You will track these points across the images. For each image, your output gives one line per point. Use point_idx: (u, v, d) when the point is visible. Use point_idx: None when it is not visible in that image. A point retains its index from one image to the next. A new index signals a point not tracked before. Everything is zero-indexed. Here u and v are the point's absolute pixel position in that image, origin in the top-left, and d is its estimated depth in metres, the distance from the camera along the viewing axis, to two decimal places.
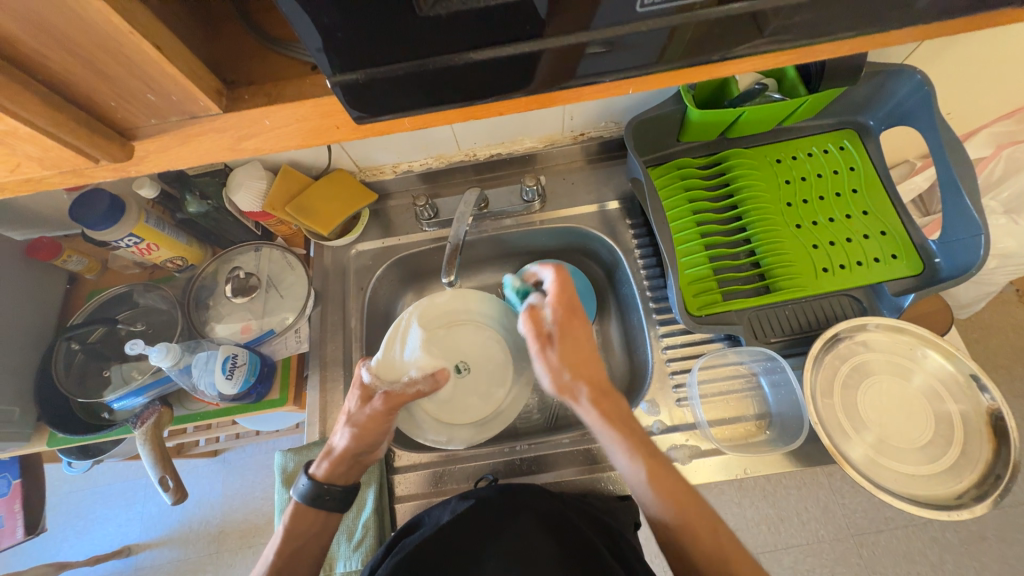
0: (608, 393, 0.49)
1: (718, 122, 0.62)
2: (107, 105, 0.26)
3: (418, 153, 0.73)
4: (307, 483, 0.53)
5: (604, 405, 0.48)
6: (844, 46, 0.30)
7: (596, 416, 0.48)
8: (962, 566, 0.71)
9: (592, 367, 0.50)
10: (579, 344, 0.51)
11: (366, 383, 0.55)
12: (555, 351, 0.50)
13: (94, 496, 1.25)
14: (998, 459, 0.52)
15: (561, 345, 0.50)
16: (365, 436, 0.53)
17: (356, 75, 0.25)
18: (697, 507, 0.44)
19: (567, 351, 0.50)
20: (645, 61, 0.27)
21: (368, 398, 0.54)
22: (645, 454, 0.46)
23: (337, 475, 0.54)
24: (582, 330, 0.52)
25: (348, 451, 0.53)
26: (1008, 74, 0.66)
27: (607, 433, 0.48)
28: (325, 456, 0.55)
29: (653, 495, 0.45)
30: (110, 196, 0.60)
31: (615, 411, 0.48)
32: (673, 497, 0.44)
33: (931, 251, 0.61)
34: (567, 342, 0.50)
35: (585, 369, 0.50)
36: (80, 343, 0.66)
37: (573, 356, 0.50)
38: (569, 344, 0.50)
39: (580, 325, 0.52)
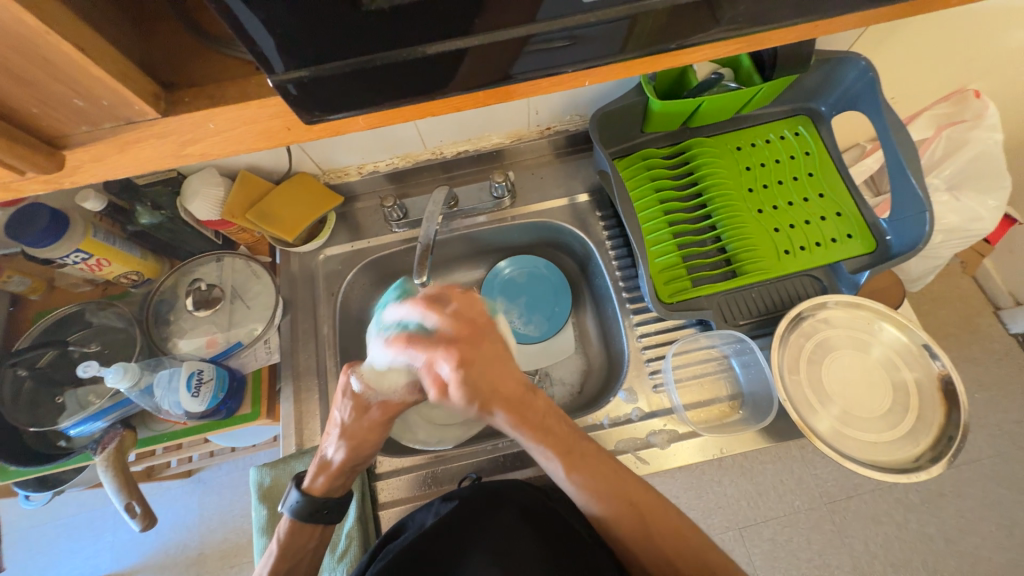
0: (520, 404, 0.49)
1: (680, 113, 0.63)
2: (30, 112, 0.24)
3: (383, 152, 0.72)
4: (299, 498, 0.52)
5: (519, 418, 0.48)
6: (790, 33, 0.31)
7: (513, 429, 0.49)
8: (925, 524, 0.75)
9: (497, 389, 0.48)
10: (479, 372, 0.48)
11: (358, 393, 0.54)
12: (458, 394, 0.47)
13: (57, 529, 1.18)
14: (949, 421, 0.55)
15: (463, 389, 0.47)
16: (361, 446, 0.53)
17: (306, 71, 0.24)
18: (619, 490, 0.48)
19: (472, 390, 0.47)
20: (603, 52, 0.28)
21: (363, 409, 0.54)
22: (560, 453, 0.48)
23: (335, 488, 0.54)
24: (476, 357, 0.49)
25: (342, 463, 0.53)
26: (944, 58, 0.70)
27: (524, 440, 0.49)
28: (318, 470, 0.54)
29: (576, 491, 0.48)
30: (50, 211, 0.56)
31: (527, 417, 0.49)
32: (595, 488, 0.48)
33: (882, 229, 0.64)
34: (466, 381, 0.47)
35: (491, 392, 0.48)
36: (28, 370, 0.61)
37: (479, 391, 0.47)
38: (471, 382, 0.47)
39: (473, 353, 0.49)
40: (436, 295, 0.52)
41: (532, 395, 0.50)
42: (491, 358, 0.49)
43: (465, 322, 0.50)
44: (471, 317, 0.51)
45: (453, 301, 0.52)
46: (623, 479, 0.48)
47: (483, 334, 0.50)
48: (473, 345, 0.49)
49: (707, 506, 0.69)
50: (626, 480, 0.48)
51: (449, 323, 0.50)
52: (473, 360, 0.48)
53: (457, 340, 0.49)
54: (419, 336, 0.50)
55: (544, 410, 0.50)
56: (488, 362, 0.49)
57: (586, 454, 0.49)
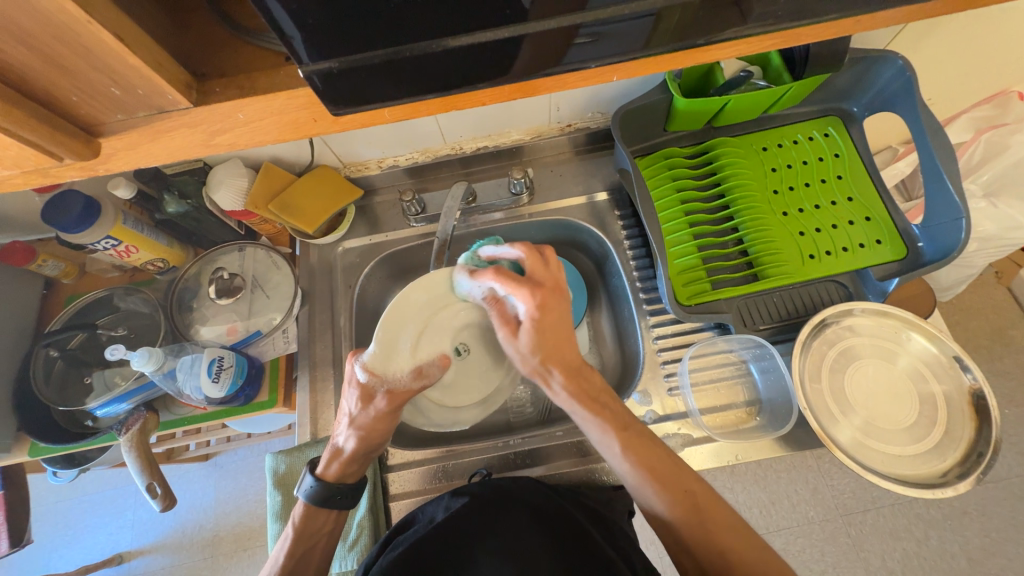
0: (579, 373, 0.51)
1: (705, 111, 0.62)
2: (69, 100, 0.24)
3: (403, 147, 0.72)
4: (314, 483, 0.53)
5: (576, 386, 0.50)
6: (828, 28, 0.30)
7: (569, 396, 0.51)
8: (947, 542, 0.73)
9: (561, 351, 0.50)
10: (550, 327, 0.50)
11: (363, 382, 0.53)
12: (527, 341, 0.50)
13: (81, 505, 1.23)
14: (980, 437, 0.53)
15: (533, 336, 0.50)
16: (372, 434, 0.54)
17: (331, 64, 0.24)
18: (676, 476, 0.47)
19: (539, 339, 0.50)
20: (632, 47, 0.27)
21: (369, 398, 0.53)
22: (617, 428, 0.49)
23: (348, 473, 0.54)
24: (556, 309, 0.50)
25: (352, 450, 0.54)
26: (987, 59, 0.67)
27: (579, 409, 0.50)
28: (331, 456, 0.55)
29: (630, 471, 0.47)
30: (84, 198, 0.58)
31: (585, 387, 0.51)
32: (653, 474, 0.46)
33: (914, 236, 0.62)
34: (539, 329, 0.50)
35: (554, 352, 0.51)
36: (59, 351, 0.64)
37: (543, 343, 0.50)
38: (542, 331, 0.49)
39: (553, 306, 0.50)
40: (532, 243, 0.51)
41: (590, 367, 0.52)
42: (564, 318, 0.51)
43: (552, 276, 0.51)
44: (558, 275, 0.51)
45: (550, 252, 0.51)
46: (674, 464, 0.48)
47: (564, 291, 0.51)
48: (556, 296, 0.50)
49: None
50: (682, 469, 0.47)
51: (539, 269, 0.50)
52: (550, 311, 0.50)
53: (541, 287, 0.50)
54: (509, 271, 0.52)
55: (601, 386, 0.52)
56: (562, 320, 0.50)
57: (642, 433, 0.49)
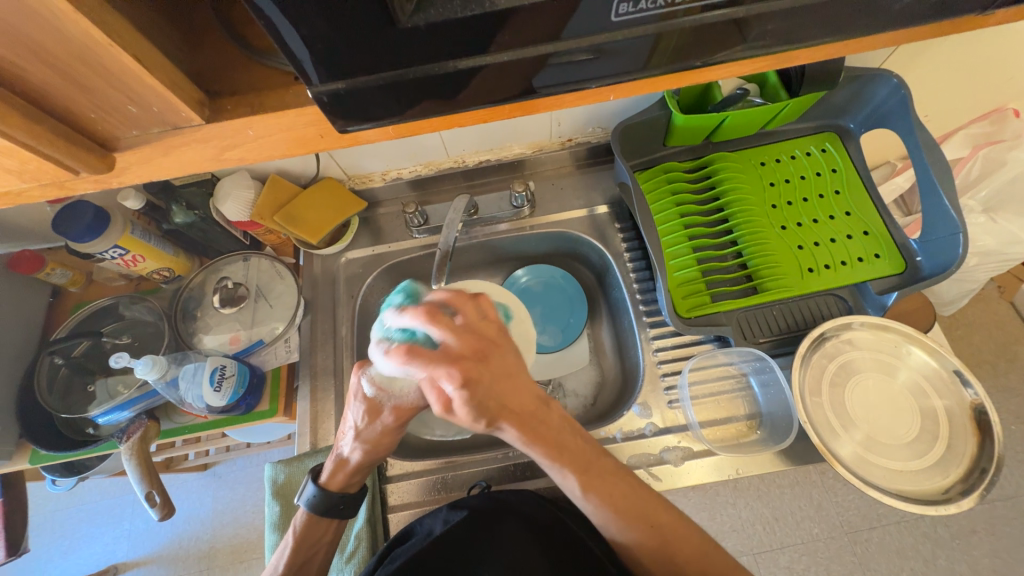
0: (532, 417, 0.45)
1: (703, 127, 0.63)
2: (87, 117, 0.25)
3: (407, 160, 0.73)
4: (315, 493, 0.53)
5: (529, 435, 0.44)
6: (819, 52, 0.31)
7: (524, 444, 0.45)
8: (954, 561, 0.72)
9: (507, 405, 0.44)
10: (488, 388, 0.43)
11: (370, 397, 0.53)
12: (462, 412, 0.42)
13: (79, 514, 1.22)
14: (982, 453, 0.52)
15: (469, 407, 0.41)
16: (374, 449, 0.54)
17: (341, 83, 0.25)
18: (636, 508, 0.45)
19: (479, 409, 0.42)
20: (628, 68, 0.28)
21: (375, 413, 0.53)
22: (578, 471, 0.45)
23: (351, 484, 0.55)
24: (484, 375, 0.43)
25: (356, 460, 0.54)
26: (982, 77, 0.68)
27: (538, 457, 0.45)
28: (333, 465, 0.54)
29: (595, 511, 0.46)
30: (94, 208, 0.59)
31: (539, 431, 0.45)
32: (614, 509, 0.45)
33: (912, 251, 0.62)
34: (474, 398, 0.42)
35: (500, 409, 0.43)
36: (64, 358, 0.65)
37: (486, 408, 0.42)
38: (479, 400, 0.42)
39: (485, 370, 0.43)
40: (434, 305, 0.46)
41: (545, 407, 0.46)
42: (506, 374, 0.44)
43: (473, 335, 0.44)
44: (481, 330, 0.45)
45: (462, 308, 0.46)
46: (628, 491, 0.46)
47: (487, 353, 0.44)
48: (483, 359, 0.43)
49: (722, 528, 0.67)
50: (645, 498, 0.46)
51: (456, 332, 0.44)
52: (482, 377, 0.43)
53: (473, 349, 0.44)
54: (422, 349, 0.43)
55: (561, 424, 0.46)
56: (504, 376, 0.44)
57: (604, 471, 0.46)
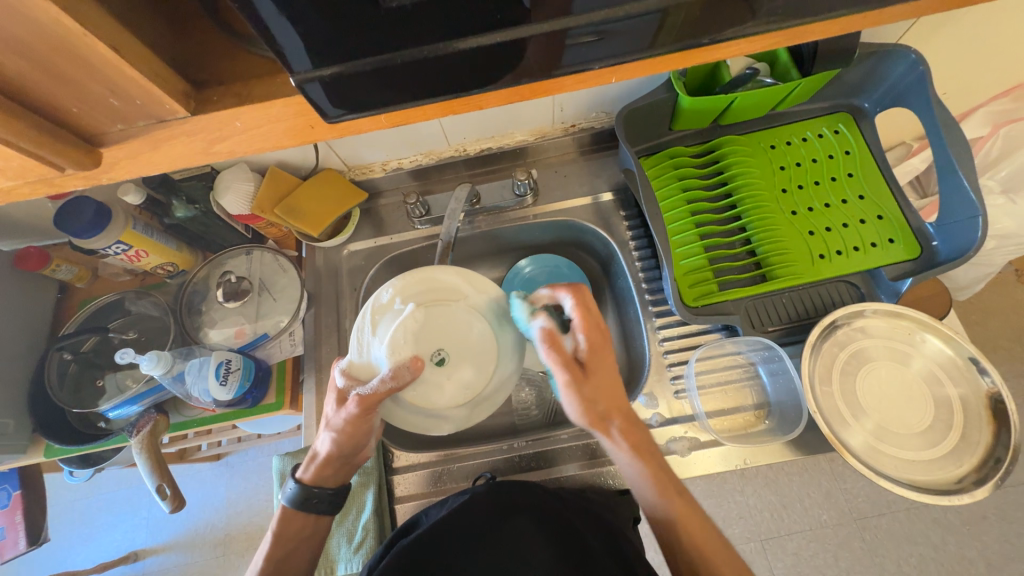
0: (634, 436, 0.49)
1: (710, 109, 0.61)
2: (70, 111, 0.25)
3: (407, 149, 0.72)
4: (293, 487, 0.52)
5: (636, 443, 0.48)
6: (834, 25, 0.29)
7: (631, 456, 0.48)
8: (964, 547, 0.71)
9: (620, 405, 0.48)
10: (603, 383, 0.47)
11: (341, 386, 0.49)
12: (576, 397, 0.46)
13: (98, 503, 1.26)
14: (997, 442, 0.51)
15: (586, 396, 0.47)
16: (346, 438, 0.50)
17: (332, 68, 0.24)
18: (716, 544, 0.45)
19: (596, 397, 0.47)
20: (632, 48, 0.27)
21: (345, 402, 0.49)
22: (677, 500, 0.47)
23: (325, 477, 0.53)
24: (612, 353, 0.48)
25: (335, 453, 0.51)
26: (1005, 51, 0.64)
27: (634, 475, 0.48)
28: (310, 460, 0.53)
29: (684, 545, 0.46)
30: (95, 204, 0.59)
31: (642, 449, 0.49)
32: (678, 516, 0.47)
33: (928, 234, 0.60)
34: (597, 372, 0.47)
35: (614, 409, 0.48)
36: (73, 354, 0.65)
37: (602, 402, 0.47)
38: (596, 381, 0.47)
39: (607, 358, 0.47)
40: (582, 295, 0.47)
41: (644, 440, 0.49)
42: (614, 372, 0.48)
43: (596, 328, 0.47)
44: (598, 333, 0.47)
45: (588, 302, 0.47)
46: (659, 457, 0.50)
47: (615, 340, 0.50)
48: (604, 354, 0.47)
49: (729, 515, 0.67)
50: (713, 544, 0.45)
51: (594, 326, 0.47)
52: (603, 367, 0.47)
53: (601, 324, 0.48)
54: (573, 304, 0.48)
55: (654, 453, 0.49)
56: (607, 379, 0.47)
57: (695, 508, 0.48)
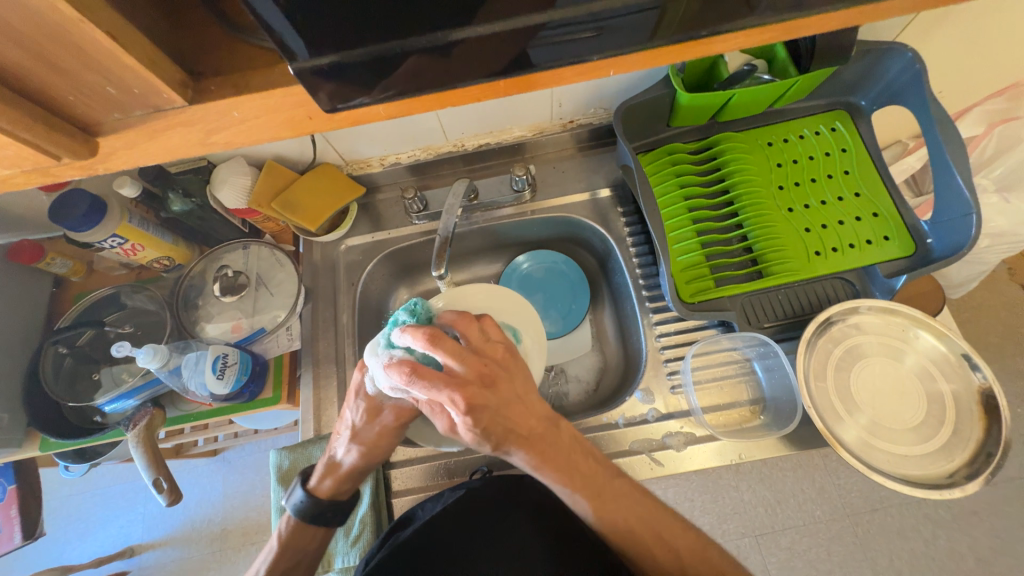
0: (539, 442, 0.48)
1: (709, 106, 0.61)
2: (65, 99, 0.24)
3: (405, 144, 0.72)
4: (304, 498, 0.53)
5: (539, 457, 0.47)
6: (832, 20, 0.29)
7: (535, 468, 0.48)
8: (954, 541, 0.72)
9: (516, 428, 0.48)
10: (496, 412, 0.47)
11: (370, 396, 0.54)
12: (469, 435, 0.47)
13: (93, 498, 1.25)
14: (989, 438, 0.52)
15: (475, 431, 0.46)
16: (370, 449, 0.54)
17: (331, 57, 0.24)
18: (654, 533, 0.46)
19: (485, 430, 0.47)
20: (632, 40, 0.27)
21: (374, 413, 0.55)
22: (589, 496, 0.47)
23: (342, 490, 0.54)
24: (491, 401, 0.47)
25: (355, 467, 0.54)
26: (1001, 50, 0.65)
27: (547, 481, 0.48)
28: (325, 473, 0.55)
29: (609, 532, 0.46)
30: (91, 197, 0.59)
31: (550, 457, 0.48)
32: (596, 511, 0.46)
33: (923, 232, 0.60)
34: (476, 425, 0.46)
35: (507, 434, 0.47)
36: (68, 347, 0.65)
37: (492, 431, 0.47)
38: (481, 425, 0.46)
39: (484, 396, 0.47)
40: (436, 331, 0.47)
41: (555, 429, 0.49)
42: (507, 398, 0.48)
43: (475, 362, 0.48)
44: (483, 355, 0.49)
45: (466, 331, 0.51)
46: (583, 459, 0.49)
47: (495, 376, 0.49)
48: (484, 386, 0.47)
49: (724, 511, 0.68)
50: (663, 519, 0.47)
51: (465, 358, 0.48)
52: (484, 403, 0.47)
53: (467, 381, 0.47)
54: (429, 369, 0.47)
55: (570, 446, 0.49)
56: (507, 402, 0.48)
57: (619, 495, 0.47)
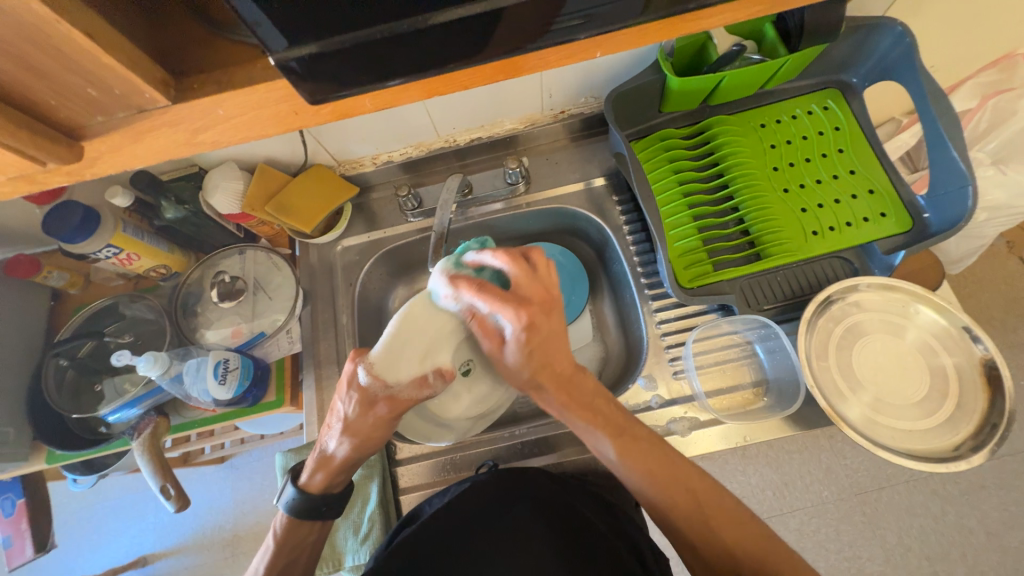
0: (570, 382, 0.51)
1: (700, 89, 0.61)
2: (47, 103, 0.24)
3: (397, 142, 0.72)
4: (296, 495, 0.53)
5: (568, 396, 0.50)
6: None
7: (563, 409, 0.51)
8: (963, 516, 0.72)
9: (555, 363, 0.51)
10: (543, 339, 0.50)
11: (365, 386, 0.50)
12: (514, 356, 0.51)
13: (103, 510, 1.26)
14: (993, 409, 0.52)
15: (523, 352, 0.50)
16: (363, 439, 0.52)
17: (312, 47, 0.24)
18: (676, 478, 0.46)
19: (529, 356, 0.50)
20: (619, 19, 0.27)
21: (368, 404, 0.51)
22: (614, 435, 0.48)
23: (334, 484, 0.54)
24: (545, 325, 0.50)
25: (344, 458, 0.53)
26: (992, 21, 0.64)
27: (576, 422, 0.50)
28: (315, 467, 0.54)
29: (638, 478, 0.47)
30: (83, 208, 0.58)
31: (576, 398, 0.50)
32: (621, 451, 0.48)
33: (919, 207, 0.60)
34: (526, 345, 0.50)
35: (546, 367, 0.51)
36: (69, 360, 0.65)
37: (537, 357, 0.50)
38: (530, 349, 0.50)
39: (542, 320, 0.50)
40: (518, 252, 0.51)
41: (581, 375, 0.52)
42: (555, 330, 0.51)
43: (538, 284, 0.51)
44: (547, 284, 0.51)
45: (535, 258, 0.51)
46: (607, 403, 0.51)
47: (553, 306, 0.51)
48: (545, 311, 0.50)
49: (732, 494, 0.68)
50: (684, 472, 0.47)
51: (528, 280, 0.50)
52: (539, 327, 0.50)
53: (527, 303, 0.50)
54: (493, 286, 0.51)
55: (593, 390, 0.52)
56: (554, 332, 0.51)
57: (642, 438, 0.49)
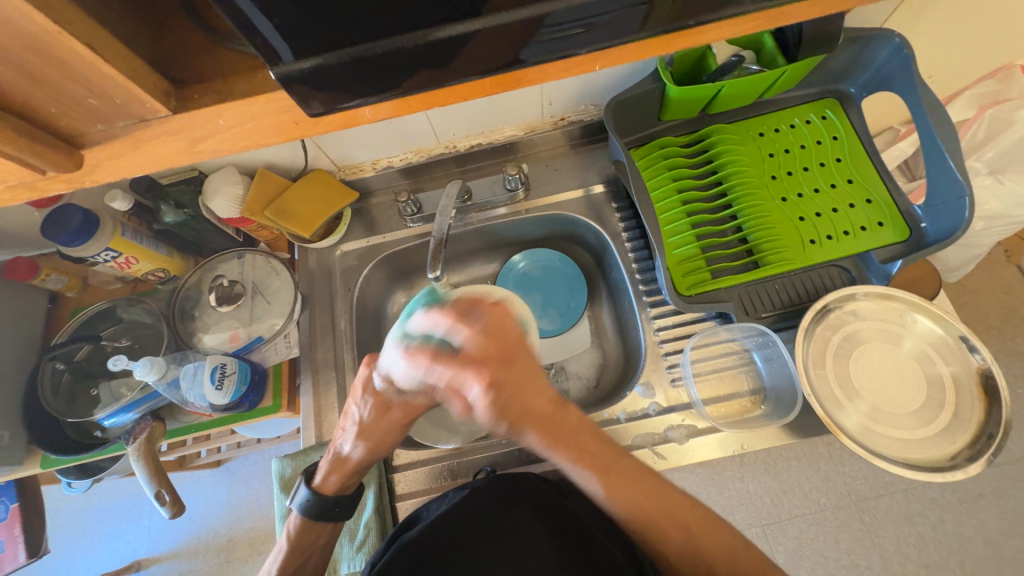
0: (551, 422, 0.45)
1: (699, 98, 0.61)
2: (47, 111, 0.24)
3: (397, 147, 0.72)
4: (309, 496, 0.52)
5: (551, 438, 0.45)
6: (813, 6, 0.29)
7: (547, 449, 0.45)
8: (961, 524, 0.72)
9: (529, 408, 0.44)
10: (512, 392, 0.44)
11: (378, 390, 0.53)
12: (484, 416, 0.44)
13: (98, 514, 1.25)
14: (989, 419, 0.52)
15: (492, 410, 0.43)
16: (377, 443, 0.53)
17: (314, 60, 0.24)
18: (665, 510, 0.45)
19: (501, 411, 0.44)
20: (620, 33, 0.27)
21: (382, 407, 0.54)
22: (599, 473, 0.45)
23: (347, 486, 0.54)
24: (509, 378, 0.44)
25: (359, 462, 0.53)
26: (988, 33, 0.65)
27: (558, 460, 0.45)
28: (328, 469, 0.54)
29: (619, 509, 0.45)
30: (82, 211, 0.58)
31: (560, 437, 0.45)
32: (608, 489, 0.44)
33: (916, 216, 0.60)
34: (495, 404, 0.43)
35: (523, 415, 0.44)
36: (65, 363, 0.65)
37: (508, 413, 0.44)
38: (498, 408, 0.43)
39: (505, 377, 0.44)
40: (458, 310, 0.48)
41: (563, 410, 0.46)
42: (522, 382, 0.45)
43: (495, 340, 0.46)
44: (502, 335, 0.46)
45: (478, 312, 0.48)
46: (592, 438, 0.46)
47: (513, 354, 0.46)
48: (506, 364, 0.45)
49: (730, 502, 0.68)
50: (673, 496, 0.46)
51: (480, 339, 0.45)
52: (503, 383, 0.44)
53: (488, 360, 0.44)
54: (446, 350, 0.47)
55: (579, 427, 0.46)
56: (520, 383, 0.44)
57: (628, 472, 0.46)
